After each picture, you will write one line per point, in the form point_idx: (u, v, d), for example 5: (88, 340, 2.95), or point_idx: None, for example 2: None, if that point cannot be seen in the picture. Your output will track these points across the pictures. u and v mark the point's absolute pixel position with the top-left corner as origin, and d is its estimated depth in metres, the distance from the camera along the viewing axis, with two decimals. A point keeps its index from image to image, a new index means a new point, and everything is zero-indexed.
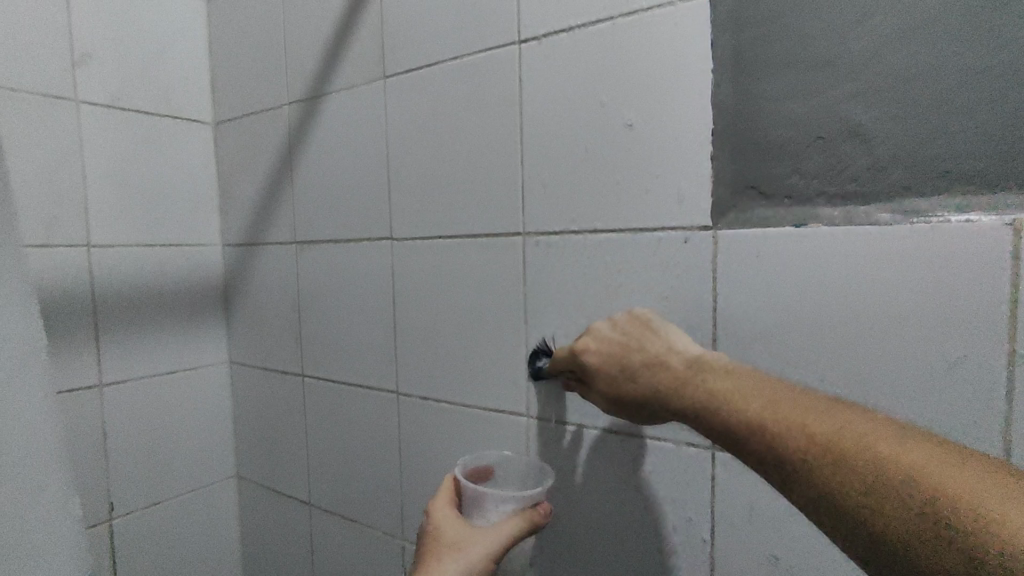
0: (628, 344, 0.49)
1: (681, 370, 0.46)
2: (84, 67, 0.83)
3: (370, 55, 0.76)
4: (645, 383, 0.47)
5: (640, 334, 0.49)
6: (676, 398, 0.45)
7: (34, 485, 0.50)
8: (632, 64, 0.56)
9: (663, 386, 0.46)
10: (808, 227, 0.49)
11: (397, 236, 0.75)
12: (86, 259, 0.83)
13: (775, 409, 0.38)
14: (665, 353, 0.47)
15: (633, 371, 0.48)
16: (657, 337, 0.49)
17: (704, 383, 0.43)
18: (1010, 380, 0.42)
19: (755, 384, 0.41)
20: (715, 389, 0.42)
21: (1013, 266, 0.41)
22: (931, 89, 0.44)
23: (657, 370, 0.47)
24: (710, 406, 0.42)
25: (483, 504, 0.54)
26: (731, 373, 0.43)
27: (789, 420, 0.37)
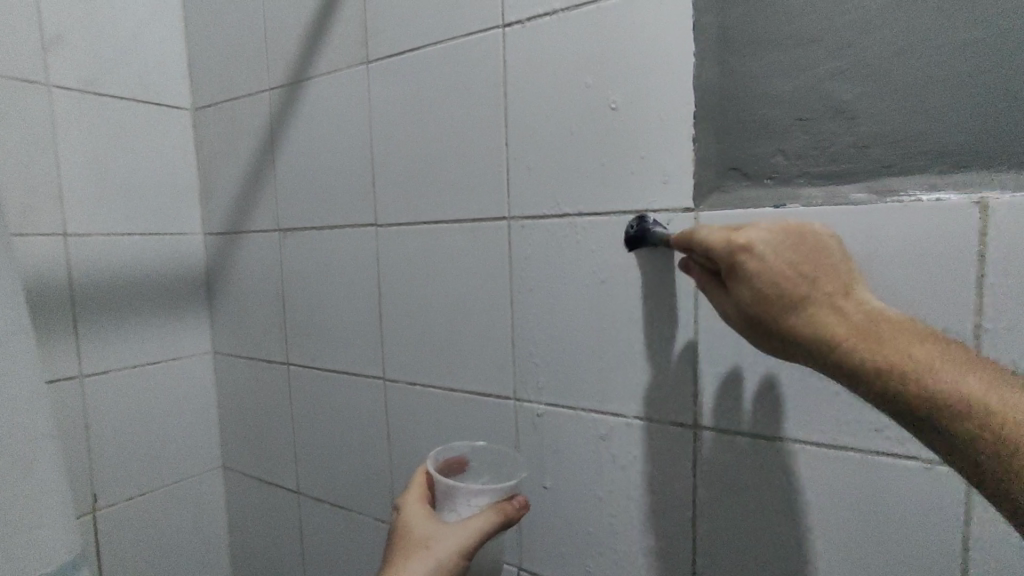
0: (800, 270, 0.39)
1: (863, 318, 0.38)
2: (55, 51, 0.80)
3: (352, 40, 0.75)
4: (812, 320, 0.39)
5: (814, 255, 0.40)
6: (853, 346, 0.37)
7: (23, 473, 0.50)
8: (615, 46, 0.56)
9: (837, 332, 0.38)
10: (788, 207, 0.50)
11: (381, 222, 0.75)
12: (63, 249, 0.82)
13: (994, 388, 0.34)
14: (843, 293, 0.39)
15: (800, 301, 0.39)
16: (833, 267, 0.40)
17: (895, 338, 0.37)
18: (975, 352, 0.43)
19: (957, 353, 0.36)
20: (907, 348, 0.36)
21: (978, 243, 0.43)
22: (912, 68, 0.45)
23: (832, 311, 0.39)
24: (903, 363, 0.36)
25: (453, 499, 0.51)
26: (919, 334, 0.37)
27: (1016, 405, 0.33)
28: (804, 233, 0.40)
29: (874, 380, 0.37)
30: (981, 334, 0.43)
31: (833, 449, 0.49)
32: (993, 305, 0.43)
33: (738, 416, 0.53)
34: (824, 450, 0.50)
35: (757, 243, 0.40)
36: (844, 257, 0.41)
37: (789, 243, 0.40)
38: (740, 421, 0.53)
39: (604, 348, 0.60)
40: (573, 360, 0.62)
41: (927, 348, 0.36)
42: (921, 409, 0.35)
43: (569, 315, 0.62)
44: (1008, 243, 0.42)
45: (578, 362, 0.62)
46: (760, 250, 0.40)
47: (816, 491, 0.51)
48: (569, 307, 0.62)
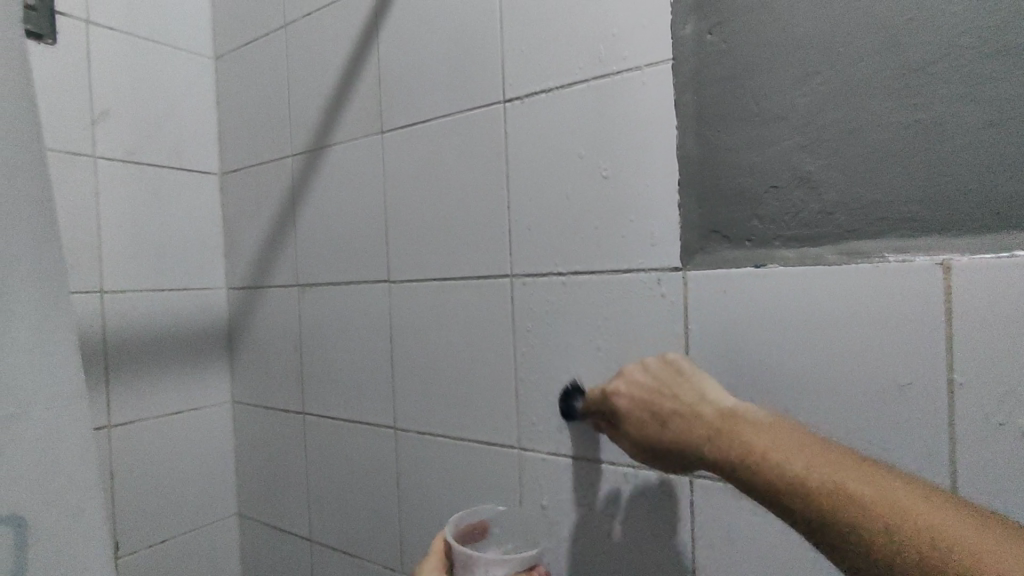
0: (658, 391, 0.50)
1: (714, 421, 0.45)
2: (102, 125, 0.89)
3: (368, 111, 0.82)
4: (676, 432, 0.47)
5: (670, 380, 0.50)
6: (706, 447, 0.45)
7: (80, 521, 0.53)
8: (605, 120, 0.62)
9: (694, 437, 0.46)
10: (767, 268, 0.54)
11: (393, 279, 0.80)
12: (100, 305, 0.88)
13: (812, 464, 0.38)
14: (696, 404, 0.47)
15: (665, 418, 0.48)
16: (689, 386, 0.49)
17: (737, 433, 0.43)
18: (950, 404, 0.46)
19: (788, 434, 0.41)
20: (747, 440, 0.42)
21: (945, 301, 0.46)
22: (864, 143, 0.49)
23: (688, 420, 0.47)
24: (747, 457, 0.41)
25: (473, 569, 0.51)
26: (755, 422, 0.44)
27: (827, 475, 0.37)
28: (662, 367, 0.52)
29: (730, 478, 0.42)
30: (954, 388, 0.46)
31: None
32: (962, 361, 0.45)
33: None
34: None
35: (622, 388, 0.53)
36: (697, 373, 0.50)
37: (649, 376, 0.52)
38: None
39: None
40: None
41: (763, 437, 0.42)
42: (762, 492, 0.40)
43: (569, 367, 0.65)
44: (970, 305, 0.45)
45: None
46: (629, 393, 0.52)
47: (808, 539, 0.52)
48: (568, 359, 0.65)
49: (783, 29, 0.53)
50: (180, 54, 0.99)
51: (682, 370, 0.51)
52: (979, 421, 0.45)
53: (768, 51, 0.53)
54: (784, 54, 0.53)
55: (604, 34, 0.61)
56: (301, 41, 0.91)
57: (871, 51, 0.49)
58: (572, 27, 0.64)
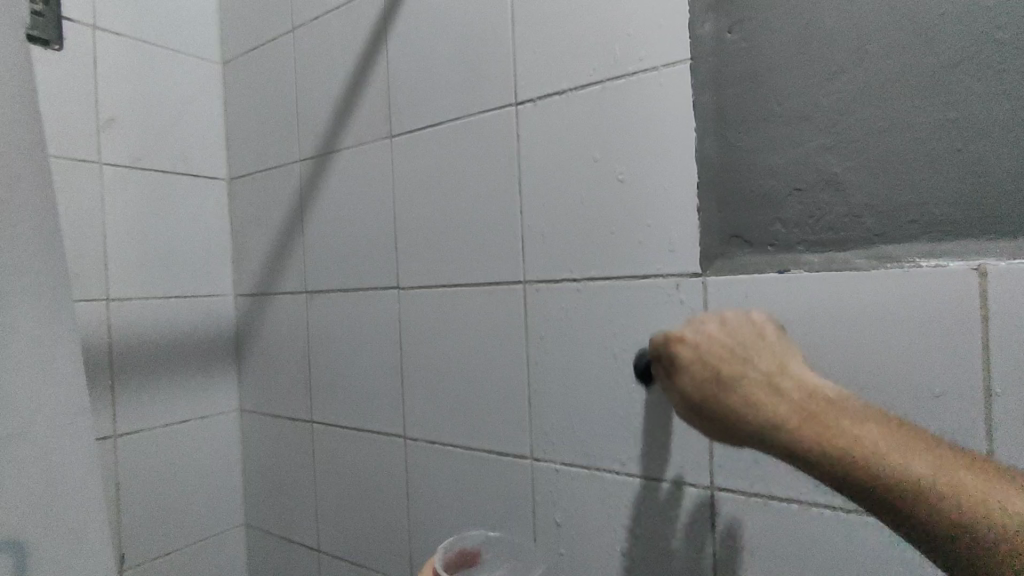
0: (731, 352, 0.39)
1: (806, 399, 0.36)
2: (108, 131, 0.88)
3: (377, 115, 0.81)
4: (757, 408, 0.37)
5: (748, 340, 0.39)
6: (799, 432, 0.35)
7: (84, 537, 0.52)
8: (620, 122, 0.60)
9: (784, 417, 0.36)
10: (791, 273, 0.52)
11: (403, 285, 0.79)
12: (106, 313, 0.87)
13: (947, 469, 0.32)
14: (781, 375, 0.37)
15: (746, 391, 0.37)
16: (771, 351, 0.39)
17: (839, 419, 0.35)
18: (986, 414, 0.44)
19: (899, 423, 0.35)
20: (857, 432, 0.34)
21: (981, 307, 0.44)
22: (894, 143, 0.48)
23: (771, 395, 0.37)
24: (871, 453, 0.33)
25: None
26: (863, 409, 0.35)
27: (972, 486, 0.31)
28: (744, 328, 0.40)
29: (841, 474, 0.34)
30: (992, 397, 0.44)
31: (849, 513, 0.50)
32: (1000, 370, 0.44)
33: (756, 477, 0.54)
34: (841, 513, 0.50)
35: (692, 340, 0.40)
36: (777, 337, 0.39)
37: (723, 333, 0.40)
38: (757, 483, 0.54)
39: (619, 409, 0.61)
40: (589, 421, 0.63)
41: (877, 429, 0.34)
42: (881, 499, 0.33)
43: (584, 376, 0.63)
44: (1009, 312, 0.43)
45: (594, 423, 0.63)
46: (696, 348, 0.40)
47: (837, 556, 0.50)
48: (583, 367, 0.64)
49: (806, 27, 0.51)
50: (187, 59, 0.98)
51: (762, 329, 0.40)
52: (1019, 431, 0.43)
53: (791, 50, 0.52)
54: (808, 53, 0.51)
55: (619, 34, 0.60)
56: (308, 45, 0.90)
57: (899, 49, 0.47)
58: (585, 28, 0.62)
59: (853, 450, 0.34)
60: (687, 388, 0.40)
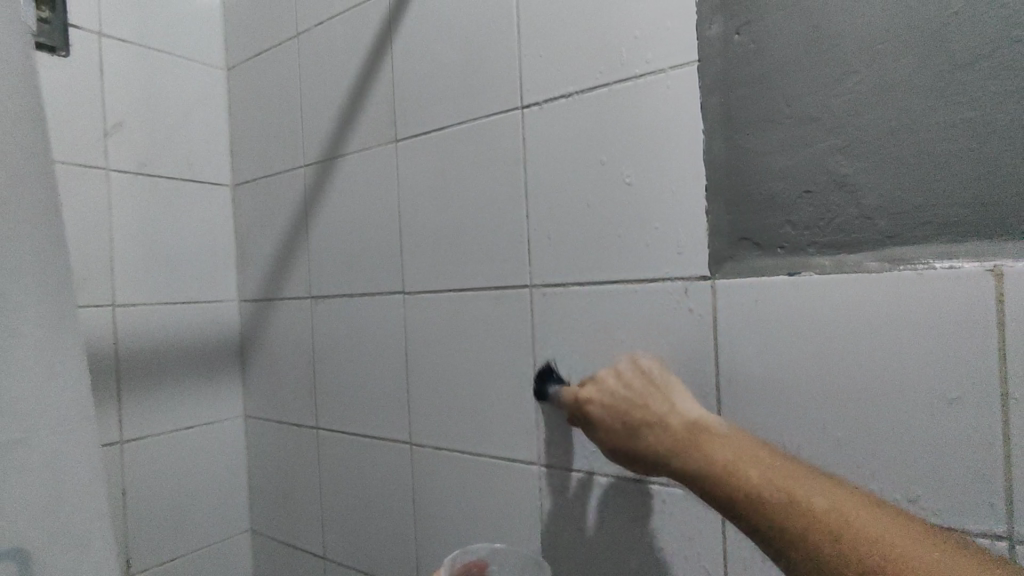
0: (629, 402, 0.53)
1: (679, 430, 0.48)
2: (114, 137, 0.88)
3: (382, 119, 0.81)
4: (648, 440, 0.50)
5: (642, 390, 0.53)
6: (673, 455, 0.47)
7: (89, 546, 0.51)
8: (627, 125, 0.60)
9: (666, 446, 0.48)
10: (801, 276, 0.51)
11: (408, 290, 0.78)
12: (111, 318, 0.87)
13: (767, 472, 0.41)
14: (665, 415, 0.50)
15: (637, 426, 0.51)
16: (662, 398, 0.52)
17: (699, 444, 0.46)
18: (1004, 419, 0.43)
19: (750, 445, 0.44)
20: (710, 450, 0.45)
21: (997, 309, 0.43)
22: (904, 144, 0.47)
23: (656, 430, 0.50)
24: (716, 465, 0.44)
25: None
26: (724, 437, 0.46)
27: (779, 484, 0.40)
28: (641, 381, 0.54)
29: (699, 481, 0.44)
30: (1009, 402, 0.43)
31: None
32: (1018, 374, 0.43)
33: None
34: None
35: (597, 393, 0.55)
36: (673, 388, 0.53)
37: (624, 387, 0.54)
38: None
39: None
40: None
41: (724, 448, 0.44)
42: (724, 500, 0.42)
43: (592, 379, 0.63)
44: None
45: None
46: (603, 399, 0.55)
47: None
48: (591, 371, 0.63)
49: (815, 27, 0.51)
50: (192, 65, 0.99)
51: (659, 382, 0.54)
52: None
53: (800, 51, 0.51)
54: (817, 53, 0.51)
55: (625, 37, 0.60)
56: (313, 49, 0.90)
57: (909, 49, 0.47)
58: (591, 31, 0.62)
59: (704, 466, 0.44)
60: (603, 434, 0.54)
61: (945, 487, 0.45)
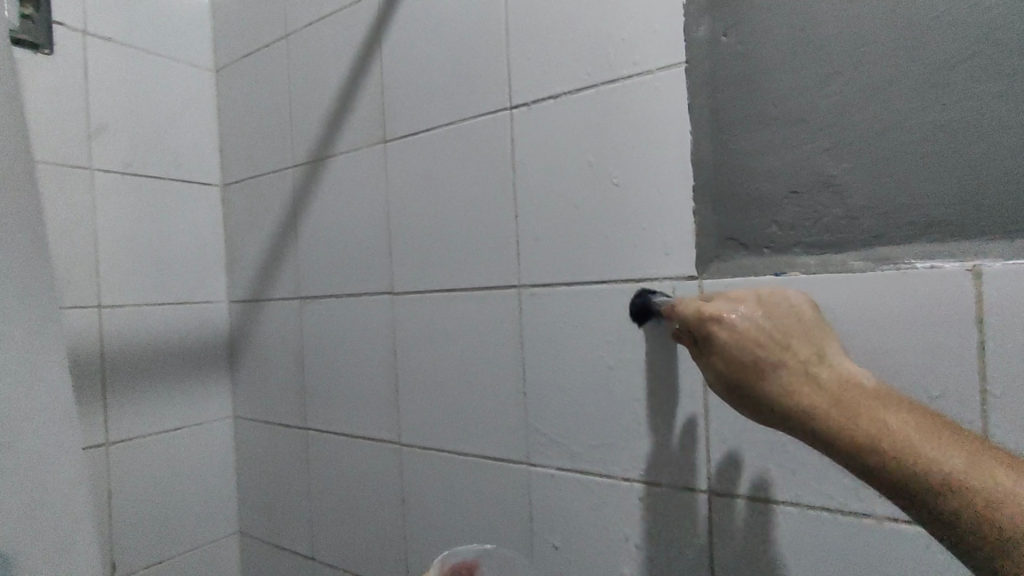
0: (769, 336, 0.39)
1: (837, 387, 0.37)
2: (100, 137, 0.87)
3: (371, 119, 0.81)
4: (787, 390, 0.38)
5: (783, 320, 0.40)
6: (827, 418, 0.36)
7: (72, 549, 0.50)
8: (615, 126, 0.60)
9: (818, 403, 0.36)
10: (787, 276, 0.52)
11: (397, 290, 0.78)
12: (96, 319, 0.86)
13: (978, 459, 0.32)
14: (817, 363, 0.38)
15: (774, 371, 0.38)
16: (807, 336, 0.39)
17: (873, 409, 0.35)
18: (983, 416, 0.44)
19: (925, 415, 0.35)
20: (889, 419, 0.34)
21: (977, 308, 0.44)
22: (890, 144, 0.48)
23: (808, 384, 0.37)
24: (892, 439, 0.34)
25: None
26: (896, 402, 0.35)
27: (1018, 490, 0.31)
28: (778, 304, 0.41)
29: (859, 454, 0.35)
30: (987, 400, 0.44)
31: (847, 516, 0.49)
32: (996, 372, 0.43)
33: (754, 482, 0.53)
34: (838, 517, 0.50)
35: (724, 316, 0.40)
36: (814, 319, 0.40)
37: (760, 312, 0.40)
38: (755, 488, 0.53)
39: (616, 414, 0.61)
40: (585, 427, 0.63)
41: (918, 423, 0.34)
42: (900, 482, 0.33)
43: (581, 379, 0.63)
44: (1005, 312, 0.43)
45: (591, 428, 0.63)
46: (732, 320, 0.40)
47: (836, 559, 0.50)
48: (580, 370, 0.63)
49: (801, 29, 0.51)
50: (179, 64, 0.98)
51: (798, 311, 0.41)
52: (1014, 433, 0.43)
53: (785, 53, 0.52)
54: (802, 55, 0.51)
55: (613, 38, 0.60)
56: (302, 49, 0.90)
57: (892, 52, 0.47)
58: (580, 32, 0.62)
59: (885, 436, 0.34)
60: (718, 372, 0.41)
61: None
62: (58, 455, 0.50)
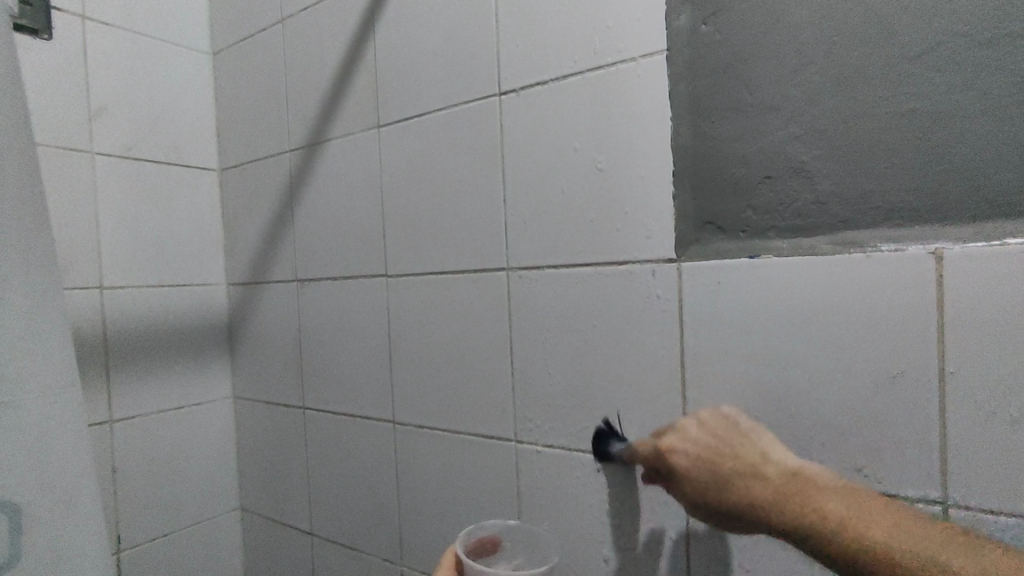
0: (718, 450, 0.50)
1: (780, 480, 0.46)
2: (99, 122, 0.89)
3: (365, 105, 0.82)
4: (742, 494, 0.47)
5: (729, 439, 0.50)
6: (778, 509, 0.45)
7: (74, 515, 0.53)
8: (600, 113, 0.62)
9: (766, 499, 0.46)
10: (761, 258, 0.54)
11: (391, 273, 0.80)
12: (98, 301, 0.88)
13: (902, 529, 0.40)
14: (761, 462, 0.48)
15: (724, 476, 0.48)
16: (750, 446, 0.49)
17: (809, 494, 0.45)
18: (941, 392, 0.46)
19: (852, 497, 0.44)
20: (827, 507, 0.43)
21: (937, 290, 0.46)
22: (859, 132, 0.49)
23: (755, 482, 0.47)
24: (825, 522, 0.43)
25: None
26: (835, 492, 0.45)
27: (920, 543, 0.39)
28: (727, 432, 0.51)
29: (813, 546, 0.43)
30: (946, 377, 0.46)
31: None
32: (954, 350, 0.46)
33: None
34: None
35: (676, 442, 0.52)
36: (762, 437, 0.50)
37: (704, 433, 0.52)
38: None
39: (599, 392, 0.63)
40: (570, 404, 0.66)
41: (842, 502, 0.43)
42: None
43: (566, 359, 0.66)
44: (963, 293, 0.45)
45: (576, 406, 0.65)
46: (680, 447, 0.52)
47: None
48: (565, 350, 0.66)
49: (777, 18, 0.53)
50: (177, 49, 0.99)
51: (746, 433, 0.50)
52: (969, 408, 0.45)
53: (762, 41, 0.53)
54: (778, 44, 0.53)
55: (599, 26, 0.61)
56: (298, 35, 0.91)
57: (863, 41, 0.49)
58: (566, 20, 0.64)
59: (822, 519, 0.43)
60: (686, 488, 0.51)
61: (887, 457, 0.49)
62: (59, 424, 0.52)
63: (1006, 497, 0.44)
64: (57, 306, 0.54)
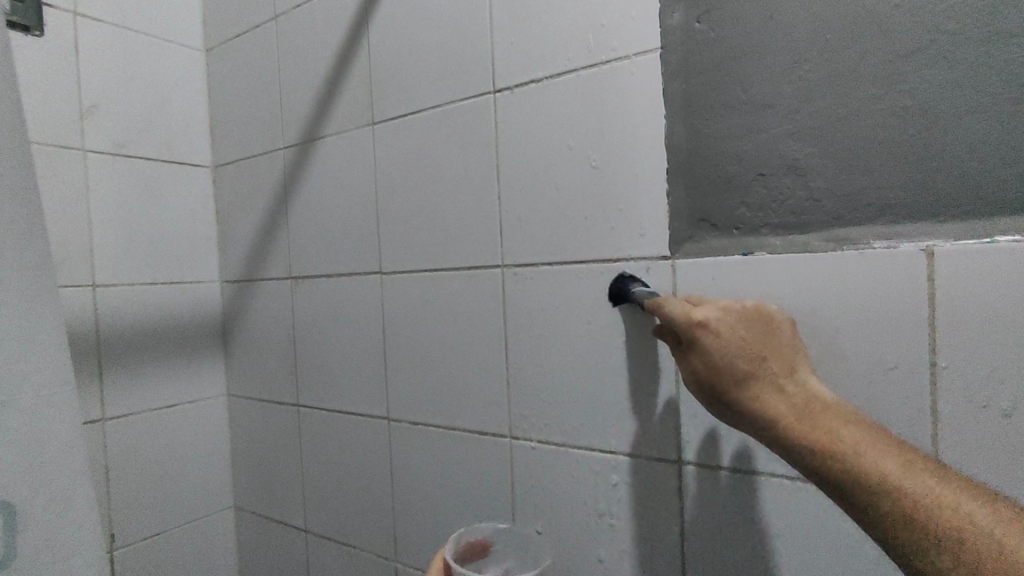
0: (747, 347, 0.46)
1: (799, 400, 0.44)
2: (92, 119, 0.88)
3: (359, 102, 0.82)
4: (754, 397, 0.45)
5: (759, 342, 0.47)
6: (787, 421, 0.43)
7: (68, 514, 0.53)
8: (594, 110, 0.62)
9: (780, 408, 0.44)
10: (754, 255, 0.54)
11: (385, 270, 0.80)
12: (91, 299, 0.88)
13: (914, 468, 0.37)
14: (784, 376, 0.45)
15: (742, 375, 0.45)
16: (777, 357, 0.46)
17: (825, 416, 0.42)
18: (932, 387, 0.47)
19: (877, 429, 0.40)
20: (844, 429, 0.41)
21: (929, 286, 0.47)
22: (852, 128, 0.50)
23: (771, 391, 0.45)
24: (832, 440, 0.40)
25: None
26: (855, 419, 0.42)
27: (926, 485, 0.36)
28: (761, 334, 0.47)
29: (806, 455, 0.41)
30: (937, 372, 0.46)
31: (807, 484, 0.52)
32: (945, 346, 0.46)
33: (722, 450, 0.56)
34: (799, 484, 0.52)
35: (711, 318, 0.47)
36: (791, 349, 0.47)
37: (739, 325, 0.47)
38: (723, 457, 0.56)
39: (594, 389, 0.64)
40: (565, 401, 0.66)
41: (858, 429, 0.40)
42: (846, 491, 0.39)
43: (561, 356, 0.66)
44: (955, 289, 0.46)
45: (570, 402, 0.65)
46: (713, 327, 0.47)
47: (796, 523, 0.53)
48: (560, 347, 0.66)
49: (771, 15, 0.53)
50: (170, 46, 0.98)
51: (777, 341, 0.47)
52: (960, 403, 0.46)
53: (756, 39, 0.54)
54: (772, 41, 0.53)
55: (594, 24, 0.61)
56: (291, 32, 0.90)
57: (856, 39, 0.49)
58: (560, 17, 0.63)
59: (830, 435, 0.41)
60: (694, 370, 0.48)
61: None
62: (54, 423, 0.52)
63: (996, 490, 0.45)
64: (50, 304, 0.53)
